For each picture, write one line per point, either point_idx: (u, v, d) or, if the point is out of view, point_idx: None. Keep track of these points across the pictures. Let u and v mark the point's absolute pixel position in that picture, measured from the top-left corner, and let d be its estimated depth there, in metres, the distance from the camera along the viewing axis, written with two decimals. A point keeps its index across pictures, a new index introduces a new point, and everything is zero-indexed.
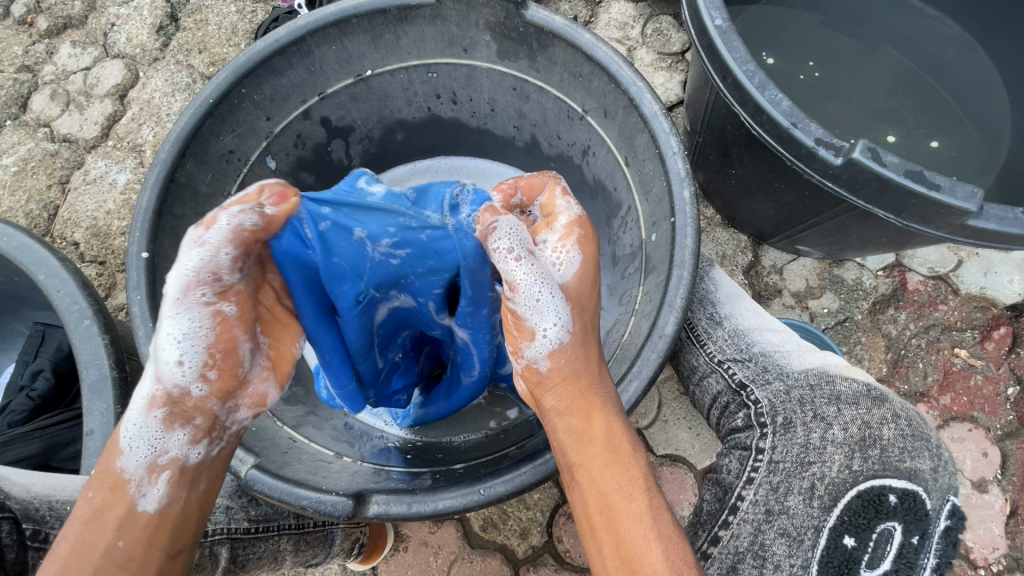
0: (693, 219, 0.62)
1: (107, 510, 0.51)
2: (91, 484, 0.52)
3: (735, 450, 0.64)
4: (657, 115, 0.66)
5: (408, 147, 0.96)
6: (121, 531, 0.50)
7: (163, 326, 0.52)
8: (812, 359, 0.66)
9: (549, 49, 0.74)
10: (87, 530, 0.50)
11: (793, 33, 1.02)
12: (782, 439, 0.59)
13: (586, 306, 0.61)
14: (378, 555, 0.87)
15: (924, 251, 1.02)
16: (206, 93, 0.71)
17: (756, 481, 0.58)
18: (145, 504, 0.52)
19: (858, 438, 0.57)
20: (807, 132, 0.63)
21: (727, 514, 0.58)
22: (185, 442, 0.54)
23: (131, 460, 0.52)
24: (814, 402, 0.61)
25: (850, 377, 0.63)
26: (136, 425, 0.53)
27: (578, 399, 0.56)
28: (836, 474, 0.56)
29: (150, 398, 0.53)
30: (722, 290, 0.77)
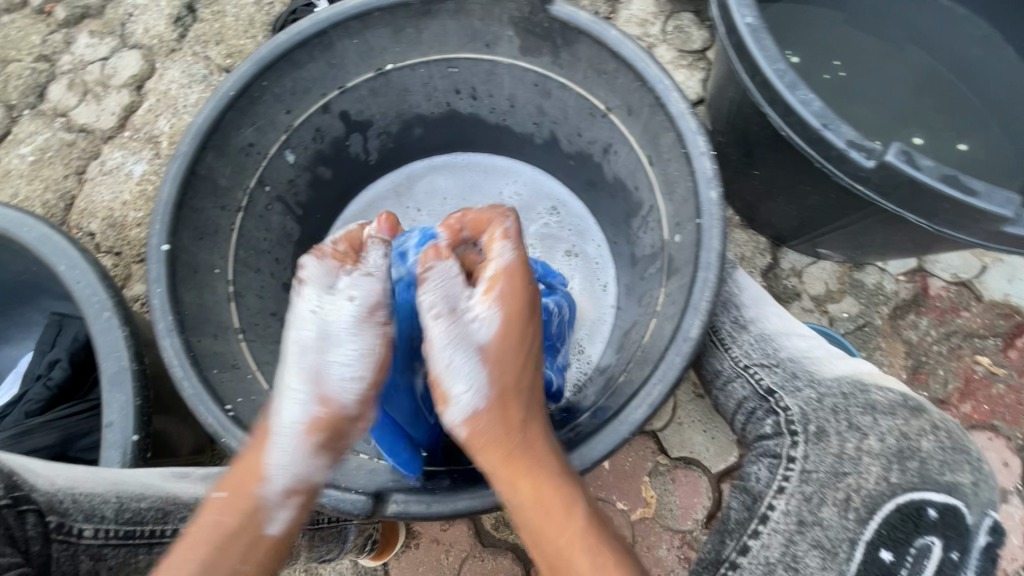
0: (720, 221, 0.61)
1: (234, 536, 0.53)
2: (222, 504, 0.54)
3: (763, 457, 0.62)
4: (684, 114, 0.65)
5: (425, 143, 0.95)
6: (247, 554, 0.53)
7: (341, 344, 0.57)
8: (844, 366, 0.66)
9: (574, 45, 0.73)
10: (218, 553, 0.51)
11: (818, 32, 1.00)
12: (815, 448, 0.59)
13: (506, 364, 0.59)
14: (390, 551, 0.87)
15: (947, 256, 1.00)
16: (227, 85, 0.70)
17: (788, 491, 0.58)
18: (273, 527, 0.55)
19: (898, 450, 0.58)
20: (838, 134, 0.62)
21: (757, 524, 0.57)
22: (322, 466, 0.57)
23: (278, 482, 0.55)
24: (848, 411, 0.61)
25: (885, 388, 0.64)
26: (289, 451, 0.56)
27: (497, 449, 0.57)
28: (873, 487, 0.57)
29: (306, 424, 0.56)
30: (747, 293, 0.76)
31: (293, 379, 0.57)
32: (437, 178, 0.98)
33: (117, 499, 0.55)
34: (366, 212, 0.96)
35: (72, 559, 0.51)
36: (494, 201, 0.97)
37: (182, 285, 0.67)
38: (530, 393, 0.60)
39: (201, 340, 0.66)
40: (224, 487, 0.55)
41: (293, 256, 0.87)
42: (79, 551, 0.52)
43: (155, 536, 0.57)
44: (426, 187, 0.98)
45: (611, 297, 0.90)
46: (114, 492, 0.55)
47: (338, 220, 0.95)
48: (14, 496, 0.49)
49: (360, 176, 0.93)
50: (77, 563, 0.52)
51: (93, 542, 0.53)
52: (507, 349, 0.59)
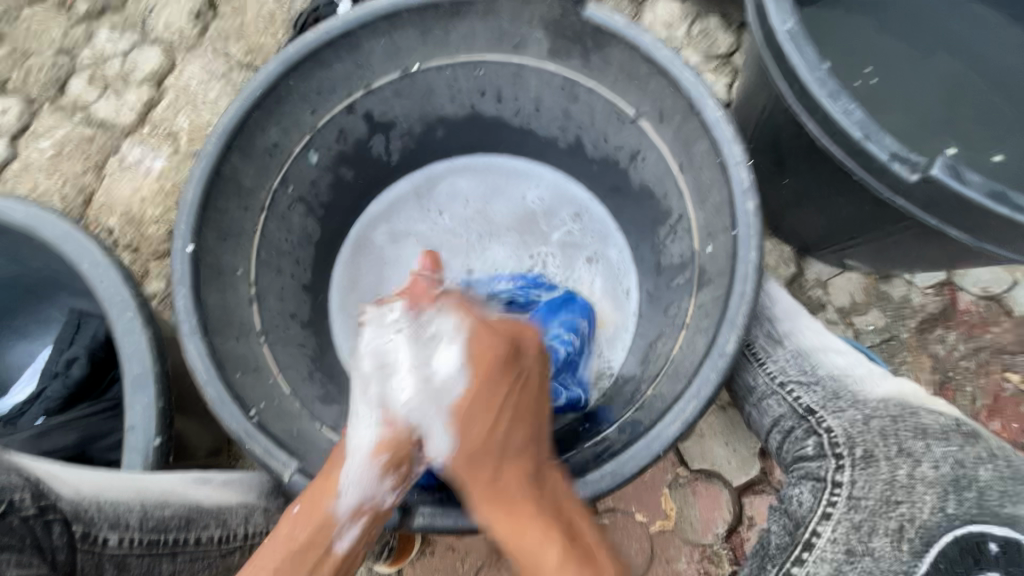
0: (756, 233, 0.59)
1: (310, 547, 0.55)
2: (297, 518, 0.55)
3: (805, 479, 0.62)
4: (720, 122, 0.63)
5: (448, 145, 0.93)
6: (315, 570, 0.54)
7: (399, 373, 0.62)
8: (888, 386, 0.65)
9: (605, 49, 0.72)
10: (287, 562, 0.53)
11: (849, 38, 0.98)
12: (863, 473, 0.58)
13: (491, 366, 0.62)
14: (406, 557, 0.86)
15: (976, 270, 0.98)
16: (254, 84, 0.69)
17: (835, 517, 0.57)
18: (341, 544, 0.56)
19: (952, 478, 0.56)
20: (880, 146, 0.60)
21: (802, 550, 0.57)
22: (389, 488, 0.59)
23: (346, 502, 0.56)
24: (897, 435, 0.60)
25: (936, 411, 0.62)
26: (359, 469, 0.58)
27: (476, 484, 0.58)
28: (927, 517, 0.55)
29: (376, 440, 0.59)
30: (780, 306, 0.75)
31: (361, 406, 0.62)
32: (459, 179, 0.96)
33: (141, 507, 0.55)
34: (387, 214, 0.94)
35: (98, 566, 0.52)
36: (516, 205, 0.95)
37: (206, 286, 0.67)
38: (518, 429, 0.61)
39: (225, 344, 0.65)
40: (298, 505, 0.56)
41: (313, 257, 0.86)
42: (104, 559, 0.52)
43: (179, 545, 0.56)
44: (447, 190, 0.96)
45: (634, 304, 0.88)
46: (138, 500, 0.55)
47: (358, 222, 0.93)
48: (41, 506, 0.49)
49: (381, 178, 0.92)
50: (103, 570, 0.52)
51: (118, 551, 0.53)
52: (485, 384, 0.62)
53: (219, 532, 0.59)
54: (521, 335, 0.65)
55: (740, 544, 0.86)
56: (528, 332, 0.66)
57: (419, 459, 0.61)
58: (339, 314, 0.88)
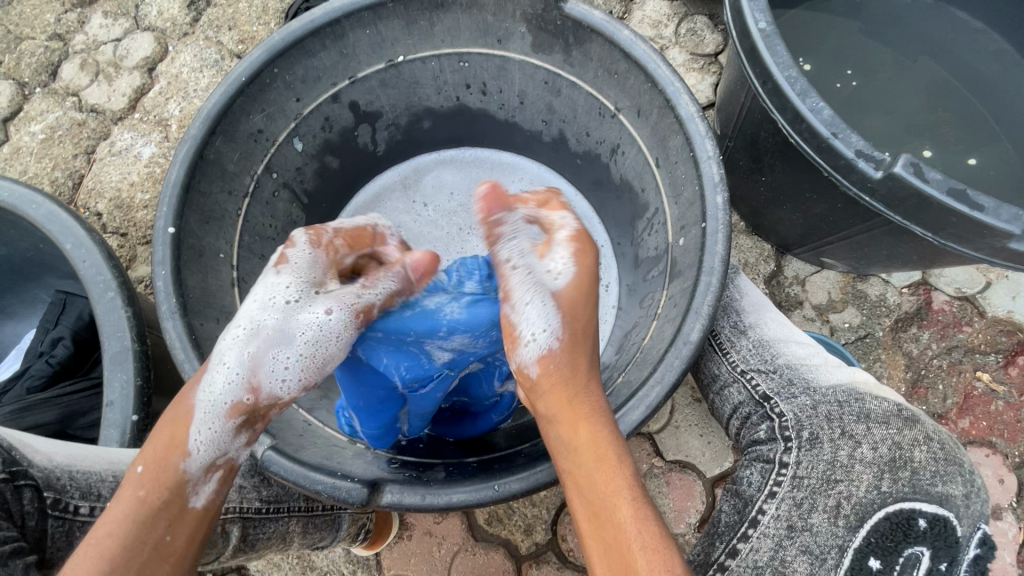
0: (724, 225, 0.61)
1: (158, 508, 0.50)
2: (141, 482, 0.51)
3: (756, 462, 0.63)
4: (693, 117, 0.65)
5: (433, 137, 0.94)
6: (171, 526, 0.50)
7: (287, 347, 0.59)
8: (841, 374, 0.66)
9: (586, 44, 0.73)
10: (137, 526, 0.48)
11: (830, 42, 1.00)
12: (808, 454, 0.59)
13: (584, 312, 0.61)
14: (383, 541, 0.87)
15: (951, 271, 1.00)
16: (239, 71, 0.71)
17: (779, 496, 0.58)
18: (196, 501, 0.52)
19: (889, 458, 0.57)
20: (847, 143, 0.62)
21: (748, 527, 0.57)
22: (241, 445, 0.57)
23: (197, 459, 0.53)
24: (843, 419, 0.61)
25: (882, 398, 0.63)
26: (211, 428, 0.55)
27: (563, 405, 0.56)
28: (864, 495, 0.56)
29: (232, 404, 0.56)
30: (748, 300, 0.78)
31: (228, 357, 0.58)
32: (444, 171, 0.97)
33: (114, 478, 0.56)
34: (372, 203, 0.95)
35: (67, 535, 0.52)
36: None
37: (187, 268, 0.68)
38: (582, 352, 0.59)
39: (204, 324, 0.67)
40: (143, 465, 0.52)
41: None
42: (74, 527, 0.53)
43: None
44: (432, 181, 0.97)
45: (613, 298, 0.90)
46: (110, 471, 0.56)
47: (344, 211, 0.94)
48: (12, 471, 0.49)
49: (367, 167, 0.93)
50: (73, 539, 0.53)
51: (88, 519, 0.54)
52: (581, 296, 0.61)
53: None
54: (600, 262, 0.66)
55: None
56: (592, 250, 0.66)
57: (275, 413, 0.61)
58: None
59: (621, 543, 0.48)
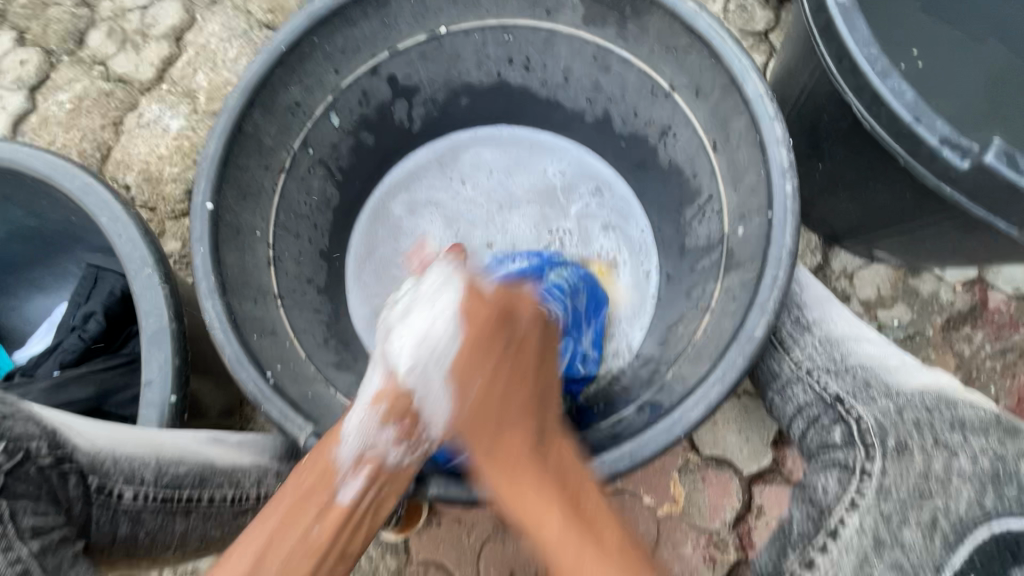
0: (794, 215, 0.57)
1: (311, 494, 0.51)
2: (306, 466, 0.53)
3: (832, 468, 0.61)
4: (762, 98, 0.61)
5: (470, 114, 0.90)
6: (317, 519, 0.50)
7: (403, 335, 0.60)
8: (924, 380, 0.65)
9: (644, 17, 0.69)
10: (291, 508, 0.50)
11: (895, 17, 0.92)
12: (895, 464, 0.57)
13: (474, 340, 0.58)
14: (414, 526, 0.85)
15: (1010, 268, 0.95)
16: (277, 39, 0.67)
17: (863, 506, 0.56)
18: (343, 495, 0.52)
19: (991, 472, 0.56)
20: (931, 130, 0.58)
21: (828, 538, 0.55)
22: (392, 442, 0.56)
23: (348, 450, 0.54)
24: (932, 426, 0.59)
25: (976, 406, 0.61)
26: (360, 418, 0.56)
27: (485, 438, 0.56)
28: (966, 511, 0.55)
29: (375, 394, 0.57)
30: (809, 294, 0.75)
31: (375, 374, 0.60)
32: (481, 150, 0.93)
33: (156, 463, 0.54)
34: (407, 181, 0.92)
35: (111, 519, 0.51)
36: (536, 179, 0.93)
37: (225, 245, 0.66)
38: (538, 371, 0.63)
39: (242, 304, 0.65)
40: (308, 454, 0.54)
41: (332, 223, 0.85)
42: (118, 514, 0.52)
43: (192, 502, 0.56)
44: (469, 159, 0.93)
45: (654, 285, 0.86)
46: (153, 455, 0.54)
47: (378, 188, 0.91)
48: (58, 455, 0.48)
49: (401, 144, 0.89)
50: (117, 525, 0.52)
51: (132, 506, 0.52)
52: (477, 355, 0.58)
53: (232, 492, 0.58)
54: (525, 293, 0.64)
55: (747, 532, 0.86)
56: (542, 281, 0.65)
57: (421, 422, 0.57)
58: (355, 282, 0.88)
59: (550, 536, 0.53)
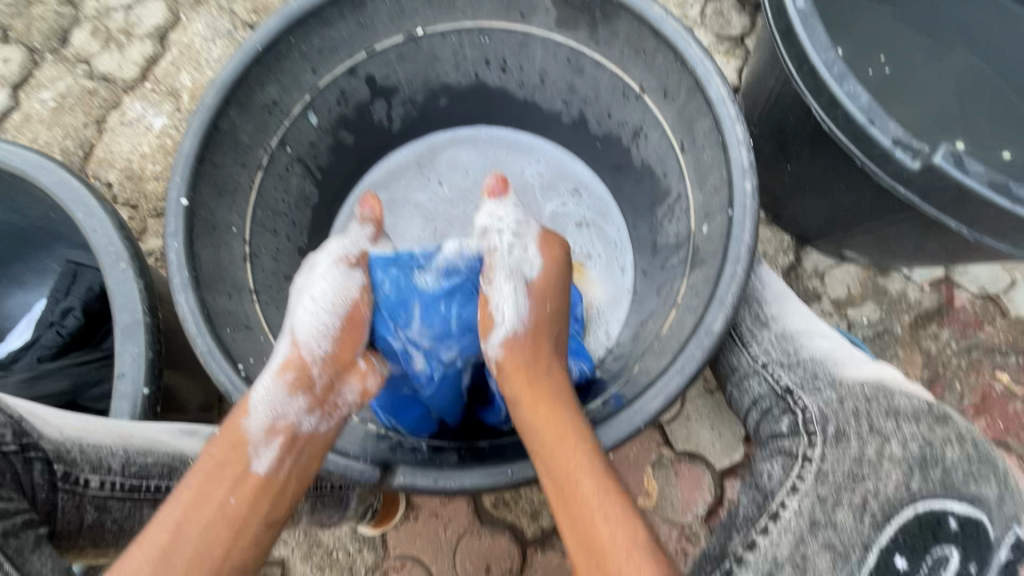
0: (752, 213, 0.59)
1: (224, 468, 0.54)
2: (215, 441, 0.56)
3: (778, 455, 0.63)
4: (724, 100, 0.62)
5: (449, 114, 0.92)
6: (233, 489, 0.53)
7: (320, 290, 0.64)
8: (869, 370, 0.66)
9: (614, 21, 0.71)
10: (207, 480, 0.53)
11: (862, 24, 0.95)
12: (833, 450, 0.59)
13: (554, 294, 0.66)
14: (390, 520, 0.88)
15: (975, 268, 0.98)
16: (254, 39, 0.69)
17: (802, 491, 0.57)
18: (258, 465, 0.55)
19: (919, 456, 0.57)
20: (884, 131, 0.60)
21: (768, 521, 0.57)
22: (303, 410, 0.59)
23: (256, 421, 0.57)
24: (870, 414, 0.61)
25: (911, 395, 0.63)
26: (268, 388, 0.58)
27: (525, 391, 0.60)
28: (892, 492, 0.56)
29: (284, 361, 0.61)
30: (770, 290, 0.77)
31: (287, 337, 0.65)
32: (460, 150, 0.95)
33: (125, 452, 0.55)
34: (387, 180, 0.93)
35: (78, 507, 0.52)
36: (514, 179, 0.94)
37: (200, 241, 0.67)
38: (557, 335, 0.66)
39: (216, 299, 0.66)
40: (216, 431, 0.57)
41: (310, 221, 0.86)
42: (85, 501, 0.52)
43: (161, 491, 0.57)
44: (447, 159, 0.95)
45: (628, 282, 0.88)
46: (121, 445, 0.55)
47: (358, 186, 0.92)
48: (22, 443, 0.49)
49: (381, 144, 0.91)
50: (83, 512, 0.52)
51: (99, 493, 0.53)
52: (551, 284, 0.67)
53: None
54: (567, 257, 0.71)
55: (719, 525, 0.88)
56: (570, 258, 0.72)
57: (331, 384, 0.62)
58: None
59: (584, 515, 0.52)
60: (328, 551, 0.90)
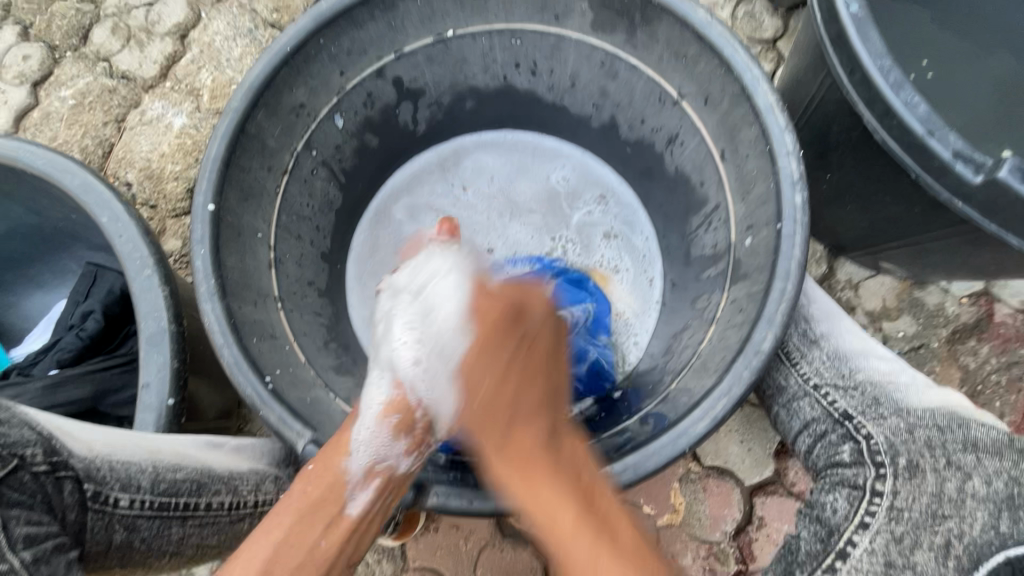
0: (803, 227, 0.56)
1: (319, 508, 0.54)
2: (308, 477, 0.54)
3: (840, 485, 0.61)
4: (772, 108, 0.60)
5: (476, 117, 0.90)
6: (325, 532, 0.53)
7: (417, 315, 0.61)
8: (932, 398, 0.64)
9: (653, 23, 0.68)
10: (302, 520, 0.53)
11: (904, 27, 0.91)
12: (907, 484, 0.57)
13: (490, 333, 0.61)
14: (410, 532, 0.85)
15: (1017, 282, 0.94)
16: (283, 41, 0.67)
17: (874, 528, 0.56)
18: (351, 507, 0.55)
19: (1005, 495, 0.56)
20: (944, 143, 0.57)
21: (835, 560, 0.56)
22: (402, 455, 0.58)
23: (357, 463, 0.56)
24: (945, 446, 0.59)
25: (988, 424, 0.60)
26: (369, 431, 0.57)
27: (511, 460, 0.56)
28: (977, 534, 0.54)
29: (386, 402, 0.58)
30: (817, 306, 0.74)
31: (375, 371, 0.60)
32: (485, 154, 0.93)
33: (153, 469, 0.53)
34: (410, 184, 0.91)
35: (107, 527, 0.50)
36: (541, 186, 0.92)
37: (226, 248, 0.65)
38: (527, 399, 0.60)
39: (242, 308, 0.64)
40: (310, 465, 0.55)
41: (334, 225, 0.84)
42: (113, 521, 0.51)
43: (190, 509, 0.55)
44: (473, 164, 0.92)
45: (658, 292, 0.85)
46: (150, 461, 0.53)
47: (381, 190, 0.90)
48: (52, 462, 0.47)
49: (406, 147, 0.89)
50: (112, 532, 0.51)
51: (128, 512, 0.51)
52: (488, 354, 0.60)
53: (229, 499, 0.57)
54: (529, 302, 0.64)
55: (748, 543, 0.85)
56: (536, 298, 0.65)
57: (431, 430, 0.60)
58: (356, 286, 0.87)
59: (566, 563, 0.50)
60: None
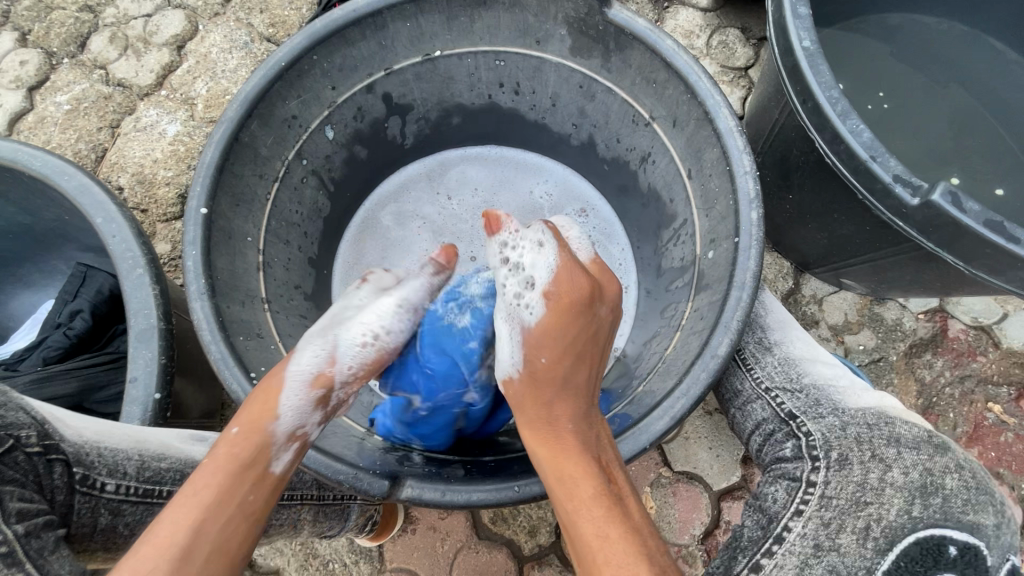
0: (758, 241, 0.61)
1: (246, 469, 0.53)
2: (236, 441, 0.54)
3: (781, 479, 0.64)
4: (732, 131, 0.65)
5: (462, 132, 0.94)
6: (253, 488, 0.52)
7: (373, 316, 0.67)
8: (869, 399, 0.68)
9: (627, 51, 0.73)
10: (232, 480, 0.52)
11: (861, 62, 0.98)
12: (836, 474, 0.60)
13: (570, 321, 0.62)
14: (386, 534, 0.87)
15: (969, 300, 1.00)
16: (279, 55, 0.70)
17: (806, 514, 0.59)
18: (275, 467, 0.55)
19: (920, 484, 0.58)
20: (885, 167, 0.62)
21: (772, 544, 0.58)
22: (316, 421, 0.60)
23: (283, 424, 0.56)
24: (872, 441, 0.62)
25: (912, 423, 0.64)
26: (296, 396, 0.58)
27: (542, 430, 0.59)
28: (894, 518, 0.57)
29: (316, 372, 0.61)
30: (772, 317, 0.81)
31: (313, 338, 0.64)
32: (469, 167, 0.97)
33: (139, 457, 0.56)
34: (397, 194, 0.95)
35: (93, 511, 0.52)
36: (522, 198, 0.96)
37: (216, 250, 0.68)
38: (579, 375, 0.62)
39: (230, 307, 0.67)
40: (238, 426, 0.55)
41: (321, 231, 0.87)
42: (99, 504, 0.53)
43: (171, 497, 0.58)
44: (458, 177, 0.97)
45: (631, 302, 0.90)
46: (135, 450, 0.56)
47: (368, 200, 0.94)
48: (45, 444, 0.49)
49: (393, 158, 0.93)
50: (97, 516, 0.52)
51: (113, 497, 0.54)
52: (560, 331, 0.62)
53: None
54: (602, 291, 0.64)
55: (715, 547, 0.88)
56: (610, 288, 0.65)
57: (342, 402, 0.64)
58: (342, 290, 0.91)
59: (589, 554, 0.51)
60: (324, 562, 0.90)
